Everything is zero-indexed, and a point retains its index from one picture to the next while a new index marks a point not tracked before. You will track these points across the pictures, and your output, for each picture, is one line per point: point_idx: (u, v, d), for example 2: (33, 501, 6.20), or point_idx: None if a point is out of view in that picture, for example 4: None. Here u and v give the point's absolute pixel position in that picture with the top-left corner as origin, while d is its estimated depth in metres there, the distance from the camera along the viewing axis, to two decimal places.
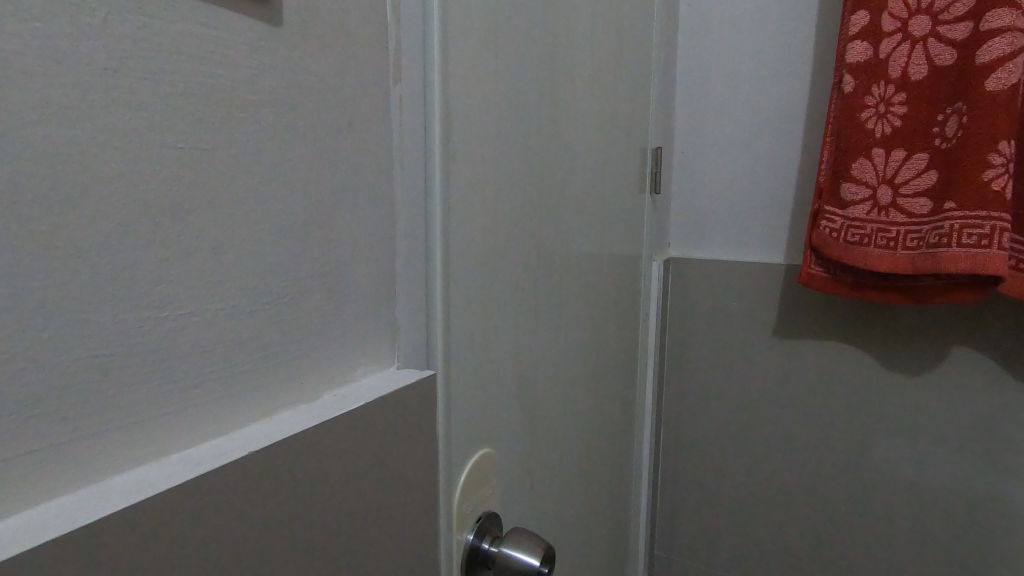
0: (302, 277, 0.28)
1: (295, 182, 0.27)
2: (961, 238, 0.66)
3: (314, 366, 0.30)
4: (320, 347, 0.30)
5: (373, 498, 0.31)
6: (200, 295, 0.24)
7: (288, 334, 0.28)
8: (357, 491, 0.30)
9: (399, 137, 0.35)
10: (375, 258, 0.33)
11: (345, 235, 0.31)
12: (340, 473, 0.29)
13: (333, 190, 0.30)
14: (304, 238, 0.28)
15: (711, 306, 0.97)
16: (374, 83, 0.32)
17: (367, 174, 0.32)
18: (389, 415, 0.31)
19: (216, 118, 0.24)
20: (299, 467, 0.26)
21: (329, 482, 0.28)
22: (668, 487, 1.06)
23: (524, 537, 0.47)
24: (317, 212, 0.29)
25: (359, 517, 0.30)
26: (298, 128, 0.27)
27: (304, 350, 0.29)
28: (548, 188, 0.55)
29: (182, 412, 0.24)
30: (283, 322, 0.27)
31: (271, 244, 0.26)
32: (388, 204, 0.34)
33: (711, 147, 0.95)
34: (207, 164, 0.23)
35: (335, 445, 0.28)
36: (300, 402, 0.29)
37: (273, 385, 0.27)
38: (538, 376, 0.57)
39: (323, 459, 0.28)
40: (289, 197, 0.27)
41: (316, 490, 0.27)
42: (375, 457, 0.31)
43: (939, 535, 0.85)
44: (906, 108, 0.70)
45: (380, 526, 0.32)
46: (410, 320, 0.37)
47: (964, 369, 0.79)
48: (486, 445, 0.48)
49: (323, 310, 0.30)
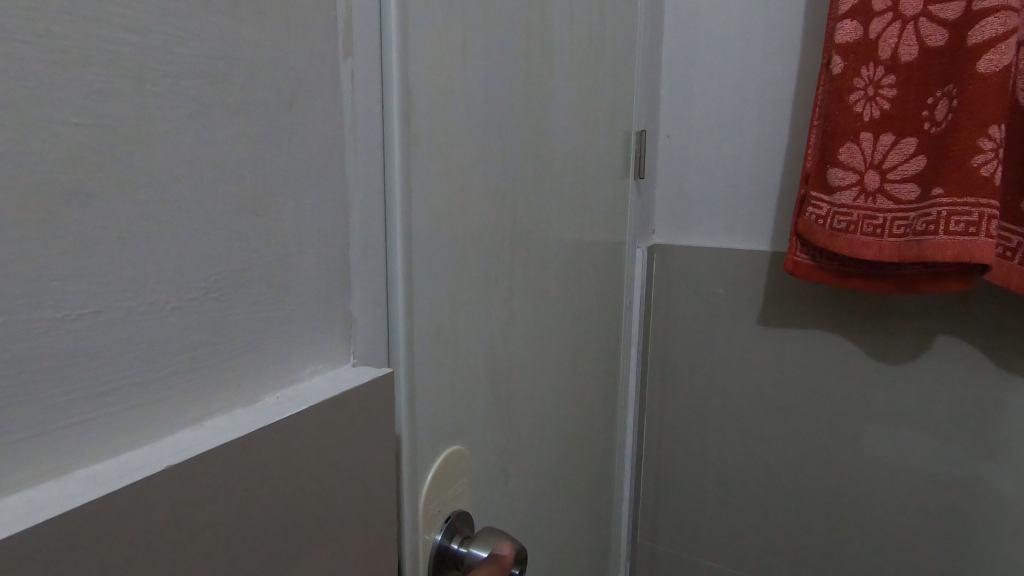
0: (238, 269, 0.26)
1: (226, 166, 0.25)
2: (948, 225, 0.64)
3: (255, 367, 0.27)
4: (262, 346, 0.27)
5: (322, 507, 0.29)
6: (111, 292, 0.21)
7: (223, 332, 0.25)
8: (303, 501, 0.28)
9: (352, 116, 0.32)
10: (325, 248, 0.31)
11: (290, 223, 0.28)
12: (281, 485, 0.26)
13: (274, 173, 0.27)
14: (239, 227, 0.26)
15: (694, 295, 0.95)
16: (321, 56, 0.29)
17: (314, 155, 0.29)
18: (340, 416, 0.29)
19: (123, 91, 0.21)
20: (230, 480, 0.24)
21: (268, 494, 0.26)
22: (651, 477, 1.05)
23: (494, 538, 0.46)
24: (256, 198, 0.26)
25: (306, 529, 0.28)
26: (228, 104, 0.24)
27: (242, 350, 0.26)
28: (525, 173, 0.53)
29: (90, 422, 0.21)
30: (214, 320, 0.25)
31: (200, 235, 0.24)
32: (341, 190, 0.32)
33: (697, 132, 0.92)
34: (112, 144, 0.21)
35: (275, 454, 0.26)
36: (237, 406, 0.26)
37: (204, 390, 0.25)
38: (514, 367, 0.55)
39: (261, 470, 0.25)
40: (220, 181, 0.24)
41: (254, 503, 0.25)
42: (323, 465, 0.29)
43: (918, 523, 0.85)
44: (895, 91, 0.68)
45: (332, 533, 0.30)
46: (366, 313, 0.35)
47: (948, 356, 0.78)
48: (456, 442, 0.46)
49: (264, 305, 0.27)
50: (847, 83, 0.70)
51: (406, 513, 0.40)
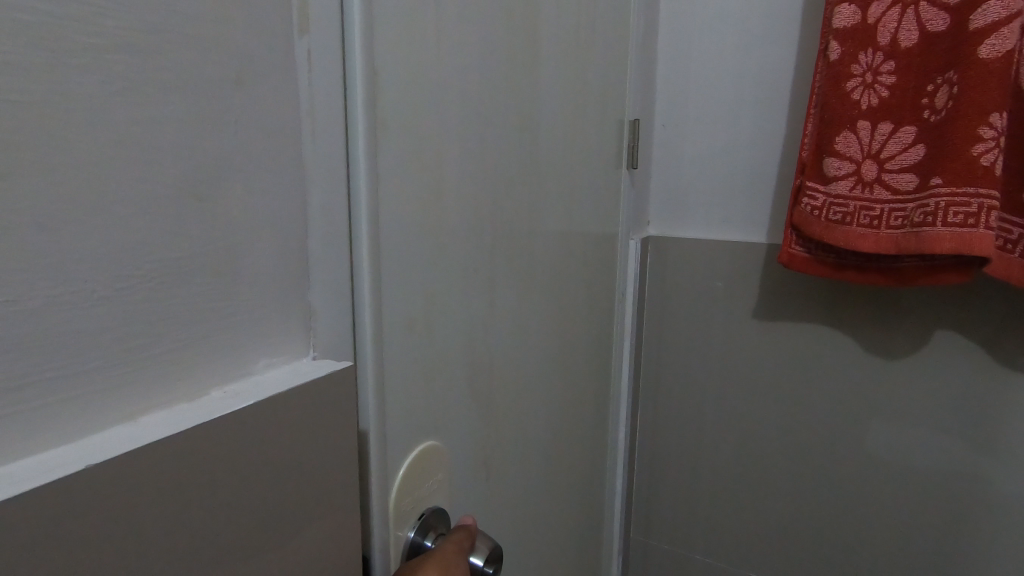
0: (177, 257, 0.24)
1: (162, 147, 0.23)
2: (946, 216, 0.63)
3: (197, 361, 0.26)
4: (206, 339, 0.26)
5: (274, 510, 0.28)
6: (26, 280, 0.20)
7: (159, 324, 0.24)
8: (252, 503, 0.27)
9: (308, 98, 0.30)
10: (279, 236, 0.29)
11: (240, 210, 0.27)
12: (225, 487, 0.25)
13: (218, 156, 0.26)
14: (177, 212, 0.24)
15: (688, 288, 0.94)
16: (270, 33, 0.28)
17: (267, 137, 0.28)
18: (293, 412, 0.28)
19: (38, 63, 0.19)
20: (163, 480, 0.23)
21: (210, 495, 0.25)
22: (644, 471, 1.04)
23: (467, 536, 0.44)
24: (198, 182, 0.25)
25: (256, 532, 0.27)
26: (161, 81, 0.23)
27: (182, 343, 0.25)
28: (506, 162, 0.52)
29: (5, 418, 0.20)
30: (150, 311, 0.24)
31: (132, 221, 0.23)
32: (299, 175, 0.30)
33: (692, 121, 0.90)
34: (24, 121, 0.19)
35: (217, 454, 0.25)
36: (179, 401, 0.25)
37: (138, 384, 0.24)
38: (495, 361, 0.54)
39: (199, 471, 0.24)
40: (154, 164, 0.23)
41: (192, 505, 0.24)
42: (274, 465, 0.27)
43: (914, 520, 0.84)
44: (894, 78, 0.66)
45: (287, 533, 0.29)
46: (329, 305, 0.33)
47: (947, 352, 0.77)
48: (430, 437, 0.45)
49: (209, 296, 0.26)
50: (844, 70, 0.68)
51: (375, 511, 0.39)
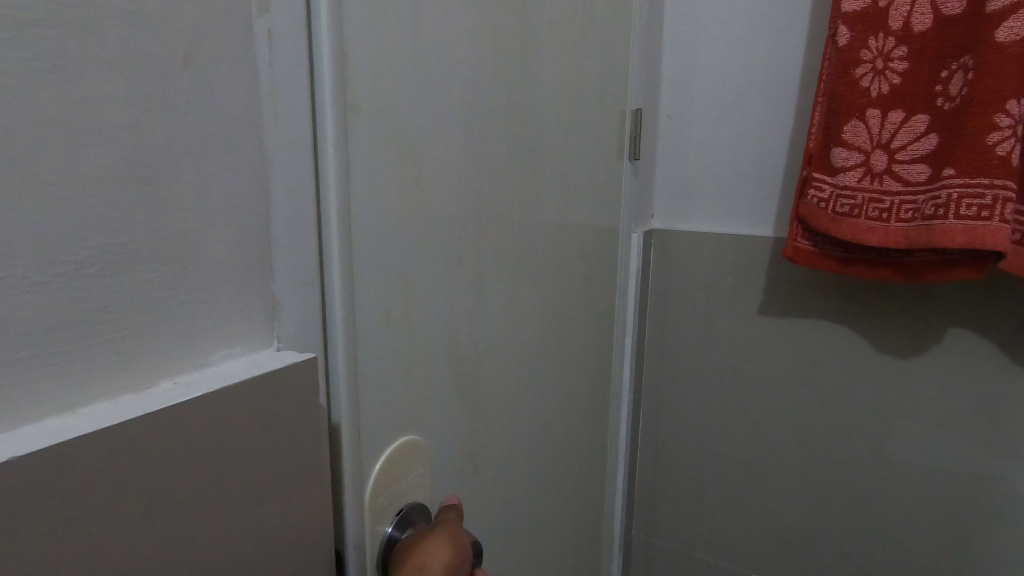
0: (123, 241, 0.23)
1: (100, 128, 0.22)
2: (958, 209, 0.60)
3: (146, 351, 0.25)
4: (156, 328, 0.25)
5: (223, 507, 0.27)
6: None
7: (102, 311, 0.23)
8: (203, 496, 0.26)
9: (269, 78, 0.29)
10: (238, 223, 0.28)
11: (194, 193, 0.26)
12: (167, 481, 0.24)
13: (167, 137, 0.25)
14: (122, 194, 0.23)
15: (693, 283, 0.92)
16: (225, 10, 0.27)
17: (223, 119, 0.27)
18: (250, 404, 0.27)
19: None
20: (103, 471, 0.22)
21: (149, 491, 0.24)
22: (646, 468, 1.03)
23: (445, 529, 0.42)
24: (145, 164, 0.24)
25: (204, 529, 0.26)
26: (99, 57, 0.22)
27: (128, 332, 0.24)
28: (493, 151, 0.50)
29: None
30: (88, 300, 0.23)
31: (65, 203, 0.22)
32: (259, 159, 0.29)
33: (698, 111, 0.88)
34: None
35: (164, 444, 0.24)
36: (125, 391, 0.24)
37: (79, 373, 0.23)
38: (482, 355, 0.52)
39: (138, 465, 0.23)
40: (94, 144, 0.22)
41: (129, 501, 0.23)
42: (226, 460, 0.27)
43: (925, 525, 0.81)
44: (906, 64, 0.63)
45: (244, 529, 0.28)
46: (295, 295, 0.32)
47: (960, 350, 0.74)
48: (409, 432, 0.44)
49: (159, 283, 0.25)
50: (854, 56, 0.65)
51: (348, 508, 0.38)
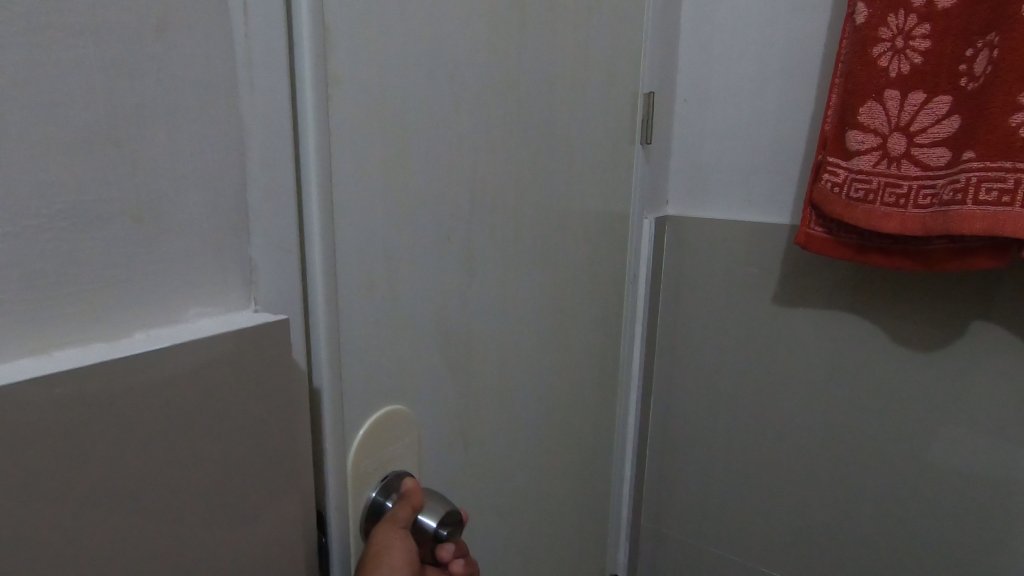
0: (96, 199, 0.26)
1: (69, 92, 0.24)
2: (977, 193, 0.57)
3: (119, 304, 0.27)
4: (129, 283, 0.28)
5: (190, 452, 0.29)
6: None
7: (76, 263, 0.25)
8: (171, 440, 0.28)
9: (245, 48, 0.31)
10: (212, 188, 0.30)
11: (167, 159, 0.28)
12: (138, 422, 0.27)
13: (138, 104, 0.27)
14: (94, 155, 0.25)
15: (706, 271, 0.90)
16: None
17: (195, 88, 0.29)
18: (216, 357, 0.30)
19: None
20: (76, 407, 0.25)
21: (121, 429, 0.26)
22: (656, 458, 1.02)
23: (427, 497, 0.44)
24: (116, 128, 0.26)
25: (169, 470, 0.28)
26: (69, 27, 0.24)
27: (100, 285, 0.27)
28: (487, 130, 0.50)
29: None
30: (58, 250, 0.25)
31: (30, 158, 0.24)
32: (235, 127, 0.31)
33: (715, 95, 0.86)
34: None
35: (134, 388, 0.26)
36: (98, 340, 0.27)
37: (54, 321, 0.25)
38: (475, 332, 0.53)
39: (110, 404, 0.26)
40: (65, 108, 0.24)
41: (101, 437, 0.26)
42: (192, 408, 0.29)
43: (940, 525, 0.78)
44: (928, 42, 0.60)
45: (211, 475, 0.30)
46: (271, 261, 0.34)
47: (982, 344, 0.70)
48: (395, 402, 0.45)
49: (131, 240, 0.27)
50: (872, 34, 0.62)
51: (329, 471, 0.40)
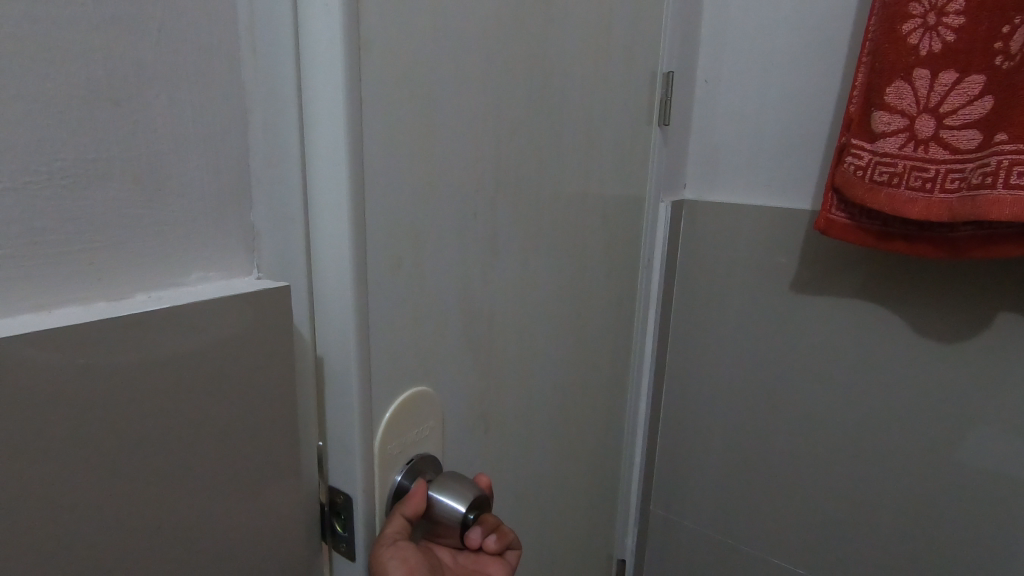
0: (102, 164, 0.28)
1: (77, 59, 0.26)
2: (1008, 177, 0.55)
3: (120, 266, 0.29)
4: (131, 245, 0.29)
5: (195, 409, 0.31)
6: None
7: (81, 224, 0.27)
8: (178, 396, 0.30)
9: (246, 21, 0.33)
10: (210, 158, 0.32)
11: (169, 127, 0.30)
12: (144, 378, 0.28)
13: (140, 75, 0.29)
14: (100, 122, 0.27)
15: (728, 258, 0.88)
16: None
17: (196, 60, 0.31)
18: (219, 320, 0.31)
19: None
20: (86, 360, 0.26)
21: (128, 383, 0.28)
22: (668, 445, 1.01)
23: (454, 481, 0.44)
24: (118, 96, 0.28)
25: (175, 426, 0.30)
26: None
27: (103, 246, 0.28)
28: (512, 107, 0.49)
29: None
30: (59, 209, 0.27)
31: (30, 119, 0.25)
32: (231, 99, 0.33)
33: (742, 76, 0.83)
34: None
35: (142, 344, 0.28)
36: (102, 298, 0.29)
37: (59, 280, 0.27)
38: (495, 311, 0.53)
39: (119, 359, 0.27)
40: (73, 76, 0.26)
41: (110, 389, 0.27)
42: (197, 367, 0.31)
43: (953, 521, 0.76)
44: (963, 19, 0.57)
45: (214, 433, 0.32)
46: (270, 229, 0.36)
47: (1005, 337, 0.68)
48: (421, 384, 0.45)
49: (137, 204, 0.29)
50: (902, 10, 0.60)
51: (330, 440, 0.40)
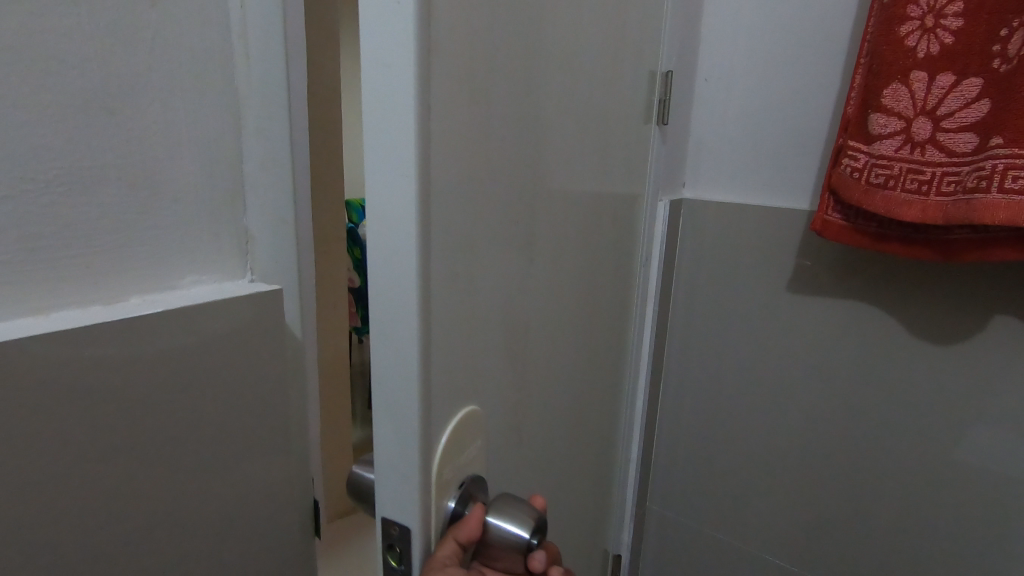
0: (172, 225, 0.51)
1: (178, 173, 0.50)
2: (1004, 181, 0.55)
3: (146, 281, 0.50)
4: (164, 267, 0.51)
5: (217, 367, 0.52)
6: (71, 225, 0.44)
7: (142, 256, 0.49)
8: (193, 360, 0.50)
9: (219, 122, 0.53)
10: (217, 214, 0.55)
11: (193, 199, 0.52)
12: (162, 349, 0.48)
13: (158, 170, 0.49)
14: (155, 201, 0.49)
15: (733, 256, 0.88)
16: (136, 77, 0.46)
17: (182, 153, 0.51)
18: (218, 314, 0.52)
19: (148, 138, 0.48)
20: (166, 334, 0.48)
21: (146, 353, 0.47)
22: (665, 442, 1.02)
23: (511, 505, 0.42)
24: (173, 187, 0.50)
25: (183, 379, 0.50)
26: (128, 129, 0.46)
27: (153, 269, 0.50)
28: (539, 105, 0.47)
29: (76, 291, 0.45)
30: (69, 240, 0.44)
31: (82, 201, 0.45)
32: (212, 172, 0.53)
33: (748, 73, 0.82)
34: (82, 153, 0.44)
35: (196, 326, 0.50)
36: (115, 300, 0.48)
37: (108, 289, 0.47)
38: (521, 317, 0.51)
39: (169, 336, 0.48)
40: (180, 180, 0.51)
41: (121, 358, 0.45)
42: (189, 344, 0.50)
43: (942, 520, 0.77)
44: (961, 21, 0.57)
45: (226, 382, 0.53)
46: (265, 246, 0.58)
47: (998, 340, 0.69)
48: (467, 401, 0.42)
49: (178, 243, 0.52)
50: (899, 12, 0.60)
51: None
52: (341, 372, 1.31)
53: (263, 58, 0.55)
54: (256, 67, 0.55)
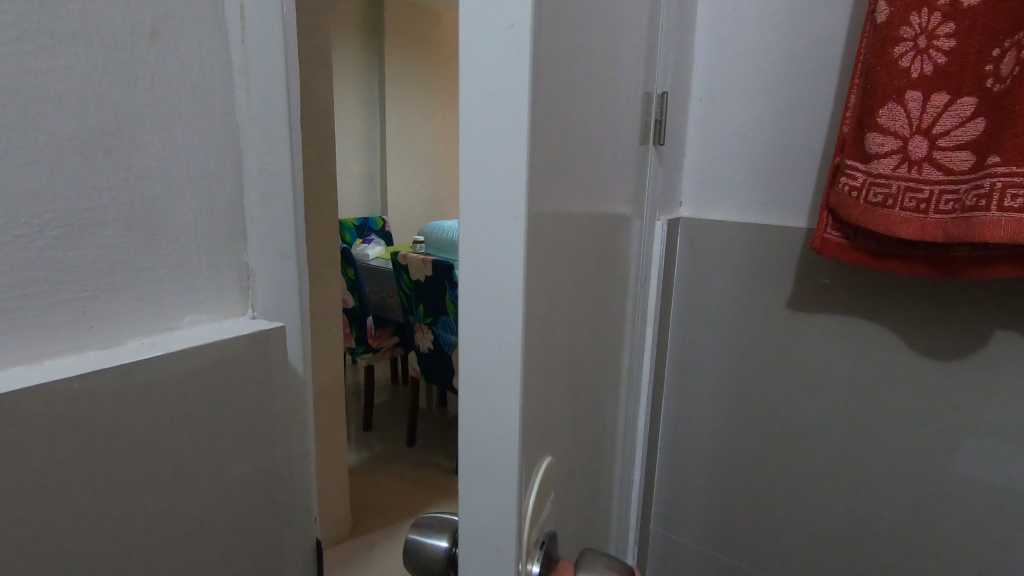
0: (171, 265, 0.51)
1: (177, 212, 0.51)
2: (1002, 199, 0.55)
3: (148, 322, 0.49)
4: (165, 307, 0.50)
5: (217, 403, 0.52)
6: (66, 269, 0.44)
7: (142, 297, 0.49)
8: (194, 398, 0.50)
9: (215, 156, 0.53)
10: (217, 249, 0.54)
11: (192, 237, 0.52)
12: (162, 389, 0.48)
13: (156, 209, 0.49)
14: (155, 242, 0.49)
15: (733, 271, 0.87)
16: (128, 113, 0.46)
17: (179, 190, 0.50)
18: (220, 351, 0.51)
19: (143, 175, 0.48)
20: (165, 375, 0.48)
21: (146, 394, 0.47)
22: (669, 462, 1.00)
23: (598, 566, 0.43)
24: (173, 226, 0.50)
25: (183, 417, 0.49)
26: (122, 167, 0.46)
27: (154, 310, 0.50)
28: (559, 134, 0.47)
29: (73, 336, 0.45)
30: (67, 285, 0.44)
31: (78, 243, 0.44)
32: (209, 207, 0.53)
33: (744, 94, 0.83)
34: (73, 193, 0.44)
35: (196, 364, 0.50)
36: (115, 343, 0.47)
37: (109, 333, 0.47)
38: (554, 346, 0.50)
39: (170, 375, 0.48)
40: (179, 218, 0.51)
41: (120, 400, 0.45)
42: (190, 382, 0.49)
43: (947, 537, 0.76)
44: (953, 42, 0.58)
45: (227, 418, 0.53)
46: (263, 274, 0.58)
47: (998, 354, 0.69)
48: (544, 455, 0.43)
49: (179, 282, 0.51)
50: (892, 34, 0.60)
51: None
52: (335, 395, 1.28)
53: (262, 82, 0.54)
54: (255, 94, 0.54)
